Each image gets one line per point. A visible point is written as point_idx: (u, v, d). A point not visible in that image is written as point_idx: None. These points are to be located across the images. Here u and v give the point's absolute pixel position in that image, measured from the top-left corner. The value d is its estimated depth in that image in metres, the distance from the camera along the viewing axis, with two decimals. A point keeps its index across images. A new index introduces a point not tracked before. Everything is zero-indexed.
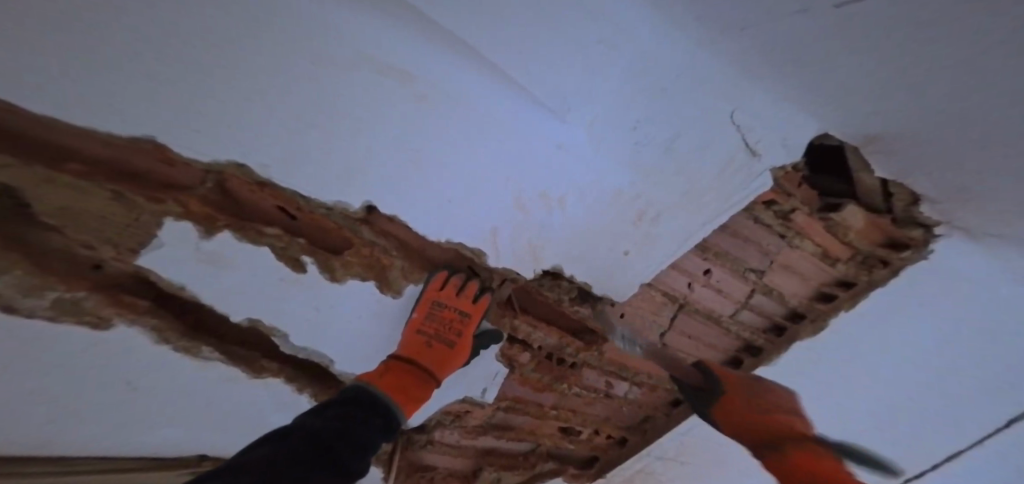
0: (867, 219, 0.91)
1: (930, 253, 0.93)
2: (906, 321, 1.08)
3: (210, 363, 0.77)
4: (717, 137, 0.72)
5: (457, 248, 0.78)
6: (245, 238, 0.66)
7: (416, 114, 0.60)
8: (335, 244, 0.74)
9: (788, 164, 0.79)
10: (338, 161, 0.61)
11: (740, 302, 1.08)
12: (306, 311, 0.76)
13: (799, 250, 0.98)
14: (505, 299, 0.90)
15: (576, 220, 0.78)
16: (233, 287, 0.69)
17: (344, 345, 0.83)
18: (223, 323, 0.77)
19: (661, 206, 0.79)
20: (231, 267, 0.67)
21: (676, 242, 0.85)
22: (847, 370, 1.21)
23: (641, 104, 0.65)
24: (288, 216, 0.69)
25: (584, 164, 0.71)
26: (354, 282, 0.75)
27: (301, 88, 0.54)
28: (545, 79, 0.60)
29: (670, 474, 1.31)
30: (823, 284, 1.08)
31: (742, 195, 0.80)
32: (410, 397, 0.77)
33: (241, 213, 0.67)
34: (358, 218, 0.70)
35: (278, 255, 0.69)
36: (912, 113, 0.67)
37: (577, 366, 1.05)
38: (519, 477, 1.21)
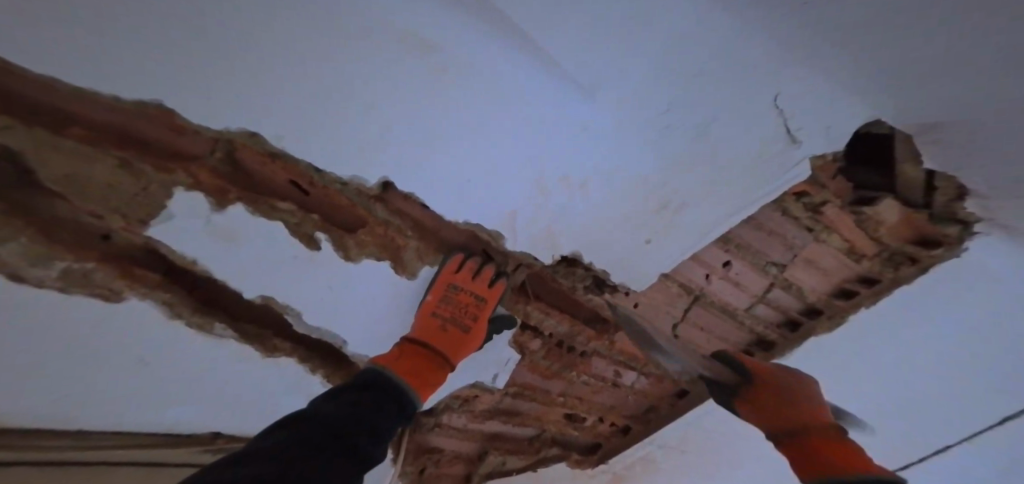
0: (902, 214, 0.88)
1: (964, 252, 0.91)
2: (922, 318, 1.07)
3: (225, 340, 0.76)
4: (755, 123, 0.68)
5: (473, 230, 0.76)
6: (257, 211, 0.64)
7: (439, 87, 0.56)
8: (347, 222, 0.71)
9: (829, 153, 0.75)
10: (355, 134, 0.58)
11: (756, 296, 1.06)
12: (320, 291, 0.74)
13: (826, 245, 0.96)
14: (519, 285, 0.87)
15: (598, 205, 0.75)
16: (245, 263, 0.67)
17: (355, 327, 0.81)
18: (236, 300, 0.75)
19: (688, 195, 0.76)
20: (244, 242, 0.65)
21: (699, 232, 0.82)
22: (856, 365, 1.20)
23: (679, 84, 0.61)
24: (300, 191, 0.66)
25: (610, 147, 0.68)
26: (368, 262, 0.73)
27: (317, 57, 0.50)
28: (579, 57, 0.56)
29: (673, 465, 1.30)
30: (845, 282, 1.06)
31: (771, 186, 0.78)
32: (424, 381, 0.75)
33: (254, 186, 0.64)
34: (371, 195, 0.67)
35: (291, 231, 0.67)
36: (967, 102, 0.64)
37: (588, 354, 1.04)
38: (524, 461, 1.21)
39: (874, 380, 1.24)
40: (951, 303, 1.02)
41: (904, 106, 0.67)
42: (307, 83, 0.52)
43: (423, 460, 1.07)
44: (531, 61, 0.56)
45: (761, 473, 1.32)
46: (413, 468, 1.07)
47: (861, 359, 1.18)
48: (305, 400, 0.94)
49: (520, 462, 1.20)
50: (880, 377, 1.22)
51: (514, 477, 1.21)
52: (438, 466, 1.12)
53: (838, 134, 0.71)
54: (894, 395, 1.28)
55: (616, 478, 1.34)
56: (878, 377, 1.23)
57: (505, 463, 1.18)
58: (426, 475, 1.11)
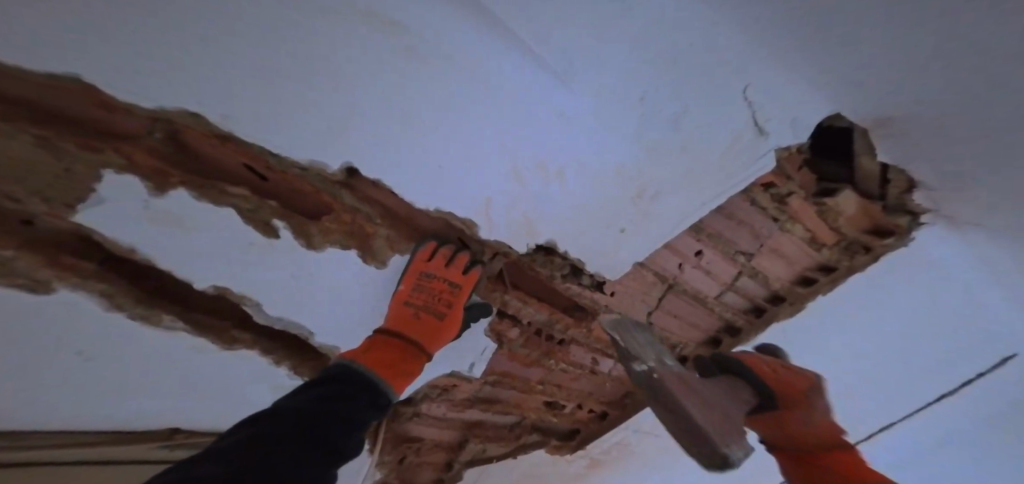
0: (859, 206, 0.94)
1: (912, 240, 1.00)
2: (870, 299, 1.14)
3: (178, 333, 0.73)
4: (728, 116, 0.71)
5: (446, 218, 0.75)
6: (204, 197, 0.61)
7: (415, 73, 0.56)
8: (313, 209, 0.69)
9: (793, 145, 0.79)
10: (323, 118, 0.56)
11: (726, 284, 1.10)
12: (284, 280, 0.73)
13: (790, 235, 1.01)
14: (496, 273, 0.87)
15: (574, 194, 0.76)
16: (195, 249, 0.64)
17: (325, 315, 0.80)
18: (190, 291, 0.73)
19: (661, 185, 0.78)
20: (186, 229, 0.62)
21: (672, 221, 0.85)
22: (815, 347, 1.27)
23: (652, 75, 0.63)
24: (257, 176, 0.63)
25: (583, 133, 0.68)
26: (334, 250, 0.72)
27: (284, 30, 0.48)
28: (556, 39, 0.57)
29: (646, 449, 1.34)
30: (807, 270, 1.11)
31: (742, 177, 0.80)
32: (397, 371, 0.75)
33: (202, 169, 0.61)
34: (336, 181, 0.65)
35: (244, 218, 0.64)
36: (912, 92, 0.70)
37: (565, 343, 1.06)
38: (503, 448, 1.22)
39: (829, 361, 1.31)
40: (895, 284, 1.10)
41: (854, 95, 0.72)
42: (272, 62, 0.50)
43: (403, 449, 1.07)
44: (509, 46, 0.56)
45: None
46: (392, 457, 1.08)
47: (819, 341, 1.26)
48: (273, 393, 0.92)
49: (502, 449, 1.22)
50: (836, 356, 1.30)
51: (494, 463, 1.23)
52: (418, 455, 1.12)
53: (796, 123, 0.75)
54: (846, 375, 1.36)
55: (593, 465, 1.36)
56: (834, 356, 1.30)
57: (485, 450, 1.19)
58: (406, 463, 1.12)
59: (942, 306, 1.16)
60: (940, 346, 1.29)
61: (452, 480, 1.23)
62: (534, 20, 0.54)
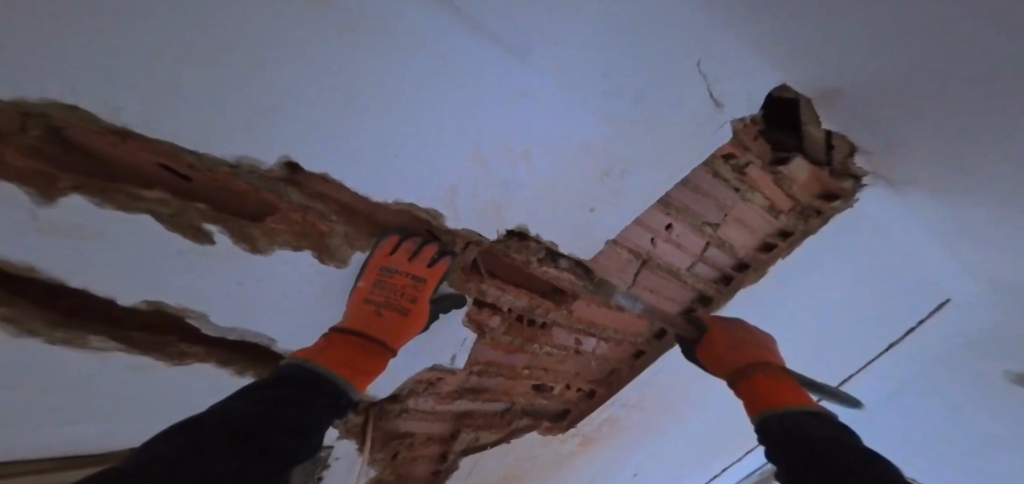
0: (810, 173, 1.02)
1: (856, 201, 1.07)
2: (824, 257, 1.22)
3: (105, 360, 0.69)
4: (686, 89, 0.74)
5: (408, 209, 0.73)
6: (106, 203, 0.54)
7: (378, 60, 0.55)
8: (251, 210, 0.66)
9: (748, 117, 0.84)
10: (285, 107, 0.55)
11: (698, 255, 1.13)
12: (228, 287, 0.69)
13: (751, 204, 1.08)
14: (471, 263, 0.87)
15: (542, 177, 0.77)
16: (107, 261, 0.59)
17: (287, 320, 0.78)
18: (116, 308, 0.68)
19: (629, 162, 0.81)
20: (92, 239, 0.56)
21: (640, 198, 0.88)
22: (777, 309, 1.33)
23: (612, 53, 0.65)
24: (178, 177, 0.59)
25: (552, 115, 0.70)
26: (285, 253, 0.69)
27: (249, 13, 0.47)
28: (525, 20, 0.57)
29: (627, 424, 1.38)
30: (767, 236, 1.16)
31: (704, 147, 0.84)
32: (354, 369, 0.71)
33: (98, 171, 0.55)
34: (278, 177, 0.62)
35: (166, 224, 0.59)
36: (850, 60, 0.75)
37: (548, 326, 1.06)
38: (496, 435, 1.20)
39: (791, 323, 1.39)
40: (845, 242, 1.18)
41: (796, 63, 0.77)
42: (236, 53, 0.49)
43: (394, 445, 1.05)
44: (474, 32, 0.57)
45: (701, 418, 1.45)
46: (384, 454, 1.06)
47: (781, 304, 1.32)
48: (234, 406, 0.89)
49: (494, 437, 1.20)
50: (798, 315, 1.37)
51: (488, 451, 1.21)
52: (411, 450, 1.10)
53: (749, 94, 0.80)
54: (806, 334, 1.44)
55: (586, 443, 1.37)
56: (797, 315, 1.37)
57: (478, 439, 1.17)
58: (399, 459, 1.09)
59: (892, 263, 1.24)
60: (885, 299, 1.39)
61: (448, 472, 1.21)
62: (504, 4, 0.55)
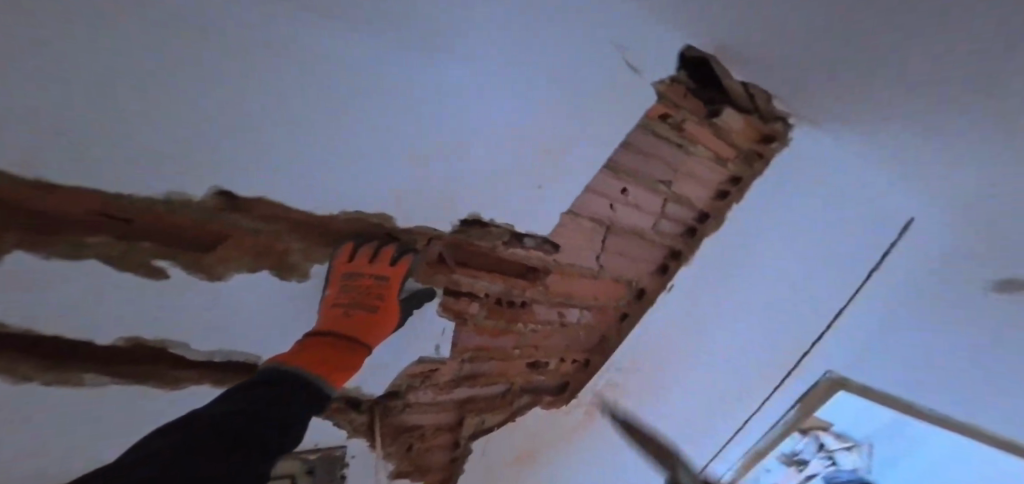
0: (743, 121, 1.01)
1: (791, 141, 1.04)
2: (798, 204, 1.19)
3: (106, 385, 0.80)
4: (602, 60, 0.75)
5: (362, 216, 0.80)
6: (55, 254, 0.61)
7: (286, 95, 0.58)
8: (203, 241, 0.72)
9: (667, 78, 0.85)
10: (210, 153, 0.59)
11: (656, 213, 1.14)
12: (201, 313, 0.78)
13: (695, 157, 1.07)
14: (436, 257, 0.93)
15: (482, 168, 0.81)
16: (74, 303, 0.66)
17: (267, 337, 0.87)
18: (101, 349, 0.77)
19: (564, 136, 0.84)
20: (52, 289, 0.63)
21: (587, 167, 0.91)
22: (760, 263, 1.31)
23: (514, 45, 0.66)
24: (122, 219, 0.64)
25: (474, 112, 0.72)
26: (241, 277, 0.76)
27: (150, 81, 0.50)
28: (411, 31, 0.59)
29: (627, 387, 1.44)
30: (720, 185, 1.15)
31: (637, 107, 0.86)
32: (329, 366, 0.79)
33: (41, 225, 0.59)
34: (216, 208, 0.67)
35: (117, 263, 0.66)
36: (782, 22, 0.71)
37: (527, 303, 1.11)
38: (500, 417, 1.29)
39: (782, 274, 1.36)
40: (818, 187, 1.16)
41: (726, 28, 0.74)
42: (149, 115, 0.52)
43: (405, 439, 1.15)
44: (374, 54, 0.59)
45: (698, 369, 1.51)
46: (397, 448, 1.16)
47: (760, 256, 1.29)
48: None
49: (498, 418, 1.28)
50: (788, 265, 1.34)
51: (496, 433, 1.30)
52: (423, 442, 1.19)
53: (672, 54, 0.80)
54: (803, 286, 1.41)
55: (591, 411, 1.45)
56: (788, 266, 1.34)
57: (484, 422, 1.26)
58: (414, 451, 1.20)
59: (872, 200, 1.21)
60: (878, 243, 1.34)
61: (464, 458, 1.30)
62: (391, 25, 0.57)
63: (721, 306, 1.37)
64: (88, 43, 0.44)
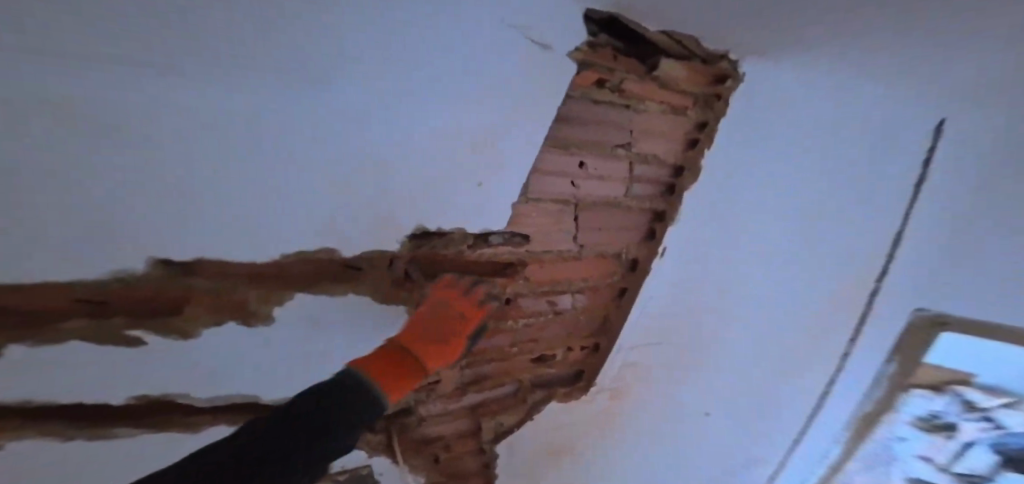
0: (686, 68, 1.04)
1: (744, 74, 1.05)
2: (763, 137, 1.18)
3: (138, 437, 0.90)
4: (503, 46, 0.77)
5: (300, 256, 0.83)
6: (40, 339, 0.69)
7: (187, 157, 0.60)
8: (169, 306, 0.80)
9: (582, 44, 0.87)
10: (147, 229, 0.64)
11: (626, 179, 1.13)
12: (188, 365, 0.86)
13: (651, 113, 1.10)
14: (407, 273, 0.99)
15: (413, 178, 0.83)
16: (78, 376, 0.76)
17: (258, 370, 0.96)
18: (116, 407, 0.84)
19: (489, 129, 0.86)
20: (51, 367, 0.72)
21: (520, 153, 0.93)
22: (751, 201, 1.27)
23: (404, 60, 0.69)
24: (91, 302, 0.72)
25: (387, 128, 0.74)
26: (210, 330, 0.85)
27: (57, 185, 0.53)
28: (289, 67, 0.60)
29: (649, 364, 1.40)
30: (686, 134, 1.15)
31: (553, 83, 0.88)
32: (394, 380, 0.75)
33: (25, 317, 0.67)
34: (164, 275, 0.74)
35: (97, 338, 0.74)
36: None
37: (512, 300, 1.12)
38: (517, 416, 1.27)
39: (773, 203, 1.32)
40: (773, 116, 1.15)
41: None
42: (74, 211, 0.56)
43: (427, 452, 1.16)
44: (261, 96, 0.60)
45: (714, 325, 1.48)
46: (421, 461, 1.17)
47: (750, 194, 1.25)
48: None
49: (514, 418, 1.26)
50: (778, 194, 1.31)
51: (517, 432, 1.29)
52: (449, 450, 1.20)
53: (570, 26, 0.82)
54: (802, 210, 1.37)
55: (615, 397, 1.42)
56: (778, 194, 1.31)
57: (503, 423, 1.25)
58: (440, 461, 1.21)
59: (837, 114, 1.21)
60: (872, 152, 1.35)
61: (492, 462, 1.31)
62: (264, 65, 0.58)
63: (720, 257, 1.33)
64: (3, 168, 0.48)
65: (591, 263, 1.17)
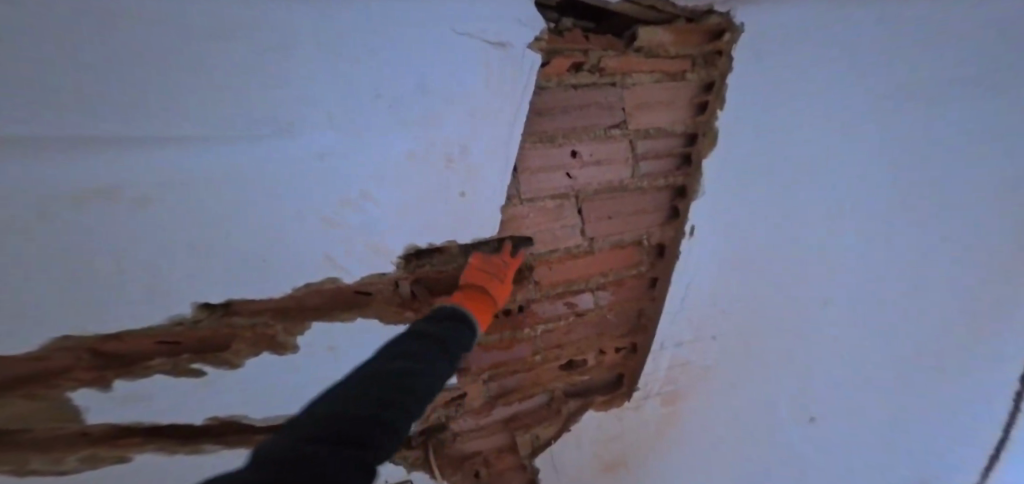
0: (673, 31, 0.88)
1: (740, 24, 0.86)
2: (818, 83, 0.97)
3: (222, 454, 1.04)
4: (451, 52, 0.72)
5: (313, 288, 0.90)
6: (131, 376, 0.87)
7: (178, 215, 0.71)
8: (219, 343, 0.92)
9: (543, 33, 0.77)
10: (174, 283, 0.78)
11: (630, 159, 1.02)
12: (241, 393, 0.98)
13: (641, 84, 0.95)
14: (412, 292, 1.03)
15: (390, 203, 0.84)
16: (164, 403, 0.93)
17: (302, 397, 1.04)
18: (198, 427, 0.99)
19: (459, 140, 0.82)
20: (143, 397, 0.91)
21: (499, 157, 0.87)
22: (804, 157, 1.06)
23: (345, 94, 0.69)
24: (164, 344, 0.88)
25: (350, 160, 0.76)
26: (252, 360, 0.94)
27: (99, 255, 0.70)
28: (238, 121, 0.66)
29: (700, 361, 1.31)
30: (693, 98, 0.98)
31: (523, 81, 0.80)
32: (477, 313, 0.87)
33: (118, 360, 0.86)
34: (209, 316, 0.87)
35: (171, 373, 0.90)
36: None
37: (525, 307, 1.10)
38: (553, 428, 1.29)
39: (842, 154, 1.08)
40: (828, 58, 0.94)
41: None
42: (117, 273, 0.73)
43: (469, 465, 1.27)
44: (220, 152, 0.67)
45: (785, 308, 1.28)
46: (464, 475, 1.27)
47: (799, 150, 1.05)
48: None
49: (552, 429, 1.28)
50: (847, 144, 1.07)
51: (555, 444, 1.30)
52: (489, 466, 1.29)
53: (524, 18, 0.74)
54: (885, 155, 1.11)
55: (667, 402, 1.35)
56: (845, 144, 1.07)
57: (538, 437, 1.28)
58: (483, 475, 1.29)
59: (925, 35, 0.96)
60: (989, 74, 1.05)
61: (537, 474, 1.34)
62: (216, 125, 0.65)
63: (771, 228, 1.14)
64: (58, 242, 0.66)
65: (605, 256, 1.11)
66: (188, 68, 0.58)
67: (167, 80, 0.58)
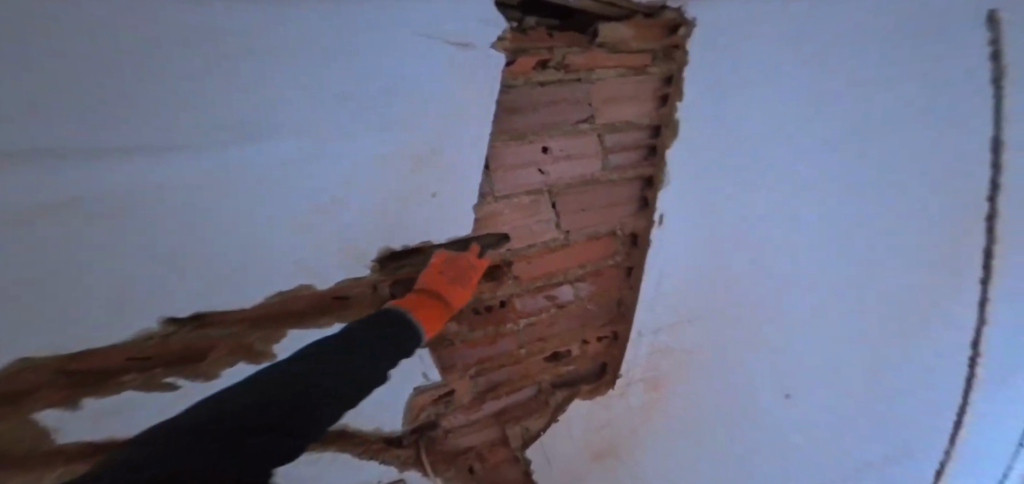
0: (631, 27, 0.92)
1: (693, 20, 0.91)
2: (767, 68, 1.02)
3: None
4: (416, 55, 0.74)
5: (294, 293, 0.92)
6: (103, 393, 0.86)
7: (150, 229, 0.71)
8: (194, 355, 0.92)
9: (504, 33, 0.80)
10: (151, 295, 0.79)
11: (600, 153, 1.04)
12: None
13: (605, 80, 0.97)
14: (392, 295, 1.04)
15: (364, 207, 0.86)
16: (138, 420, 0.91)
17: None
18: None
19: (428, 140, 0.83)
20: (117, 414, 0.89)
21: (469, 156, 0.89)
22: (760, 142, 1.11)
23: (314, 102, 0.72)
24: (135, 359, 0.87)
25: (321, 166, 0.78)
26: (229, 371, 0.95)
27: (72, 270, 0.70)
28: (208, 132, 0.67)
29: (680, 345, 1.34)
30: (656, 91, 1.01)
31: (488, 80, 0.82)
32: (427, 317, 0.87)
33: (91, 377, 0.85)
34: (181, 328, 0.88)
35: (145, 388, 0.89)
36: None
37: (506, 302, 1.12)
38: (542, 419, 1.31)
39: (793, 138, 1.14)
40: (774, 44, 1.00)
41: None
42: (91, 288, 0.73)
43: (463, 459, 1.29)
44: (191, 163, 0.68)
45: (754, 287, 1.33)
46: (456, 471, 1.28)
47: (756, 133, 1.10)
48: None
49: (541, 420, 1.31)
50: (795, 127, 1.14)
51: (544, 435, 1.32)
52: (483, 460, 1.31)
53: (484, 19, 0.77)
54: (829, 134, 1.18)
55: (652, 387, 1.38)
56: (793, 127, 1.14)
57: (528, 429, 1.30)
58: (477, 469, 1.32)
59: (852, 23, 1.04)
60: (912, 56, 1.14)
61: (529, 466, 1.37)
62: (186, 136, 0.66)
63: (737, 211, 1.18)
64: (30, 257, 0.66)
65: (581, 248, 1.13)
66: (157, 79, 0.60)
67: (134, 91, 0.59)
